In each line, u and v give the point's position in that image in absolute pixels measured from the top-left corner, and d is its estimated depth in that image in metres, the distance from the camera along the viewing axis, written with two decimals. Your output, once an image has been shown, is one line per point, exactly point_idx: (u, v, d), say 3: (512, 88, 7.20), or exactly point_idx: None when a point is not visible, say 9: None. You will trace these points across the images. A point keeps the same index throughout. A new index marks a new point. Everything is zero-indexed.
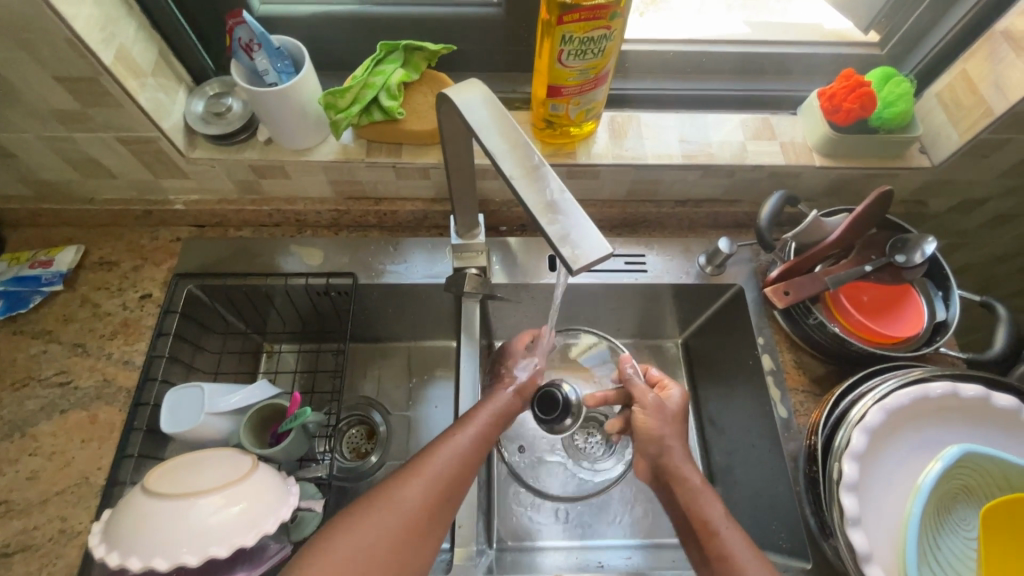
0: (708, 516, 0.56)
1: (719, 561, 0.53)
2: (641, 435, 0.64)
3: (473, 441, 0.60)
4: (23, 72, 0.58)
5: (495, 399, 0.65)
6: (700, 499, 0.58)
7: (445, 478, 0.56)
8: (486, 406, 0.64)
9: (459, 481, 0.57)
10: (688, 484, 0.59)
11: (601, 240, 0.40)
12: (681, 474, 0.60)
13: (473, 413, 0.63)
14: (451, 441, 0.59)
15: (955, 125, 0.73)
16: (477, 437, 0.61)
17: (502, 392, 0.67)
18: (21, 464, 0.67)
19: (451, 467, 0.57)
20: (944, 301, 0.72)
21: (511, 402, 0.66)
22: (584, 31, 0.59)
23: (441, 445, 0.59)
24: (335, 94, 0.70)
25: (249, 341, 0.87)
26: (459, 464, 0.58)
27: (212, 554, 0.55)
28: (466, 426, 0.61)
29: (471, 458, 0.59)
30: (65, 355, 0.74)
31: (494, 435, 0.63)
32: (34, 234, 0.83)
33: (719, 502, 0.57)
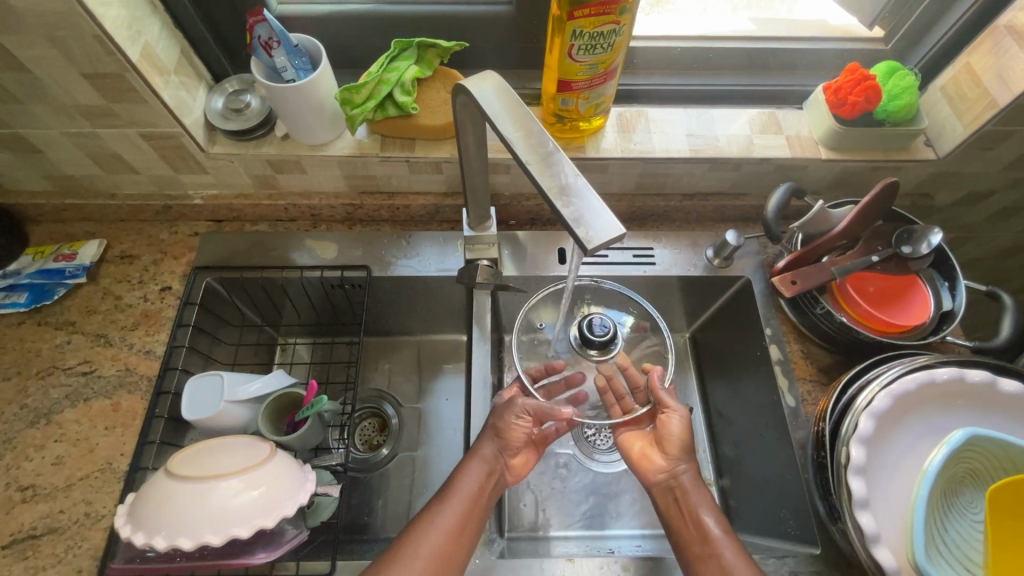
0: (704, 522, 0.61)
1: (712, 559, 0.58)
2: (666, 442, 0.66)
3: (457, 515, 0.61)
4: (52, 68, 0.60)
5: (477, 457, 0.66)
6: (698, 517, 0.62)
7: (436, 558, 0.58)
8: (468, 468, 0.65)
9: (449, 559, 0.58)
10: (699, 497, 0.63)
11: (614, 222, 0.41)
12: (687, 488, 0.64)
13: (456, 481, 0.64)
14: (435, 520, 0.60)
15: (959, 117, 0.74)
16: (460, 510, 0.61)
17: (484, 446, 0.67)
18: (47, 450, 0.69)
19: (439, 545, 0.58)
20: (950, 291, 0.73)
21: (489, 457, 0.66)
22: (594, 26, 0.61)
23: (435, 511, 0.61)
24: (350, 90, 0.72)
25: (263, 334, 0.88)
26: (447, 542, 0.59)
27: (234, 534, 0.56)
28: (449, 497, 0.62)
29: (460, 529, 0.60)
30: (88, 345, 0.76)
31: (481, 490, 0.64)
32: (56, 229, 0.85)
33: (719, 520, 0.61)
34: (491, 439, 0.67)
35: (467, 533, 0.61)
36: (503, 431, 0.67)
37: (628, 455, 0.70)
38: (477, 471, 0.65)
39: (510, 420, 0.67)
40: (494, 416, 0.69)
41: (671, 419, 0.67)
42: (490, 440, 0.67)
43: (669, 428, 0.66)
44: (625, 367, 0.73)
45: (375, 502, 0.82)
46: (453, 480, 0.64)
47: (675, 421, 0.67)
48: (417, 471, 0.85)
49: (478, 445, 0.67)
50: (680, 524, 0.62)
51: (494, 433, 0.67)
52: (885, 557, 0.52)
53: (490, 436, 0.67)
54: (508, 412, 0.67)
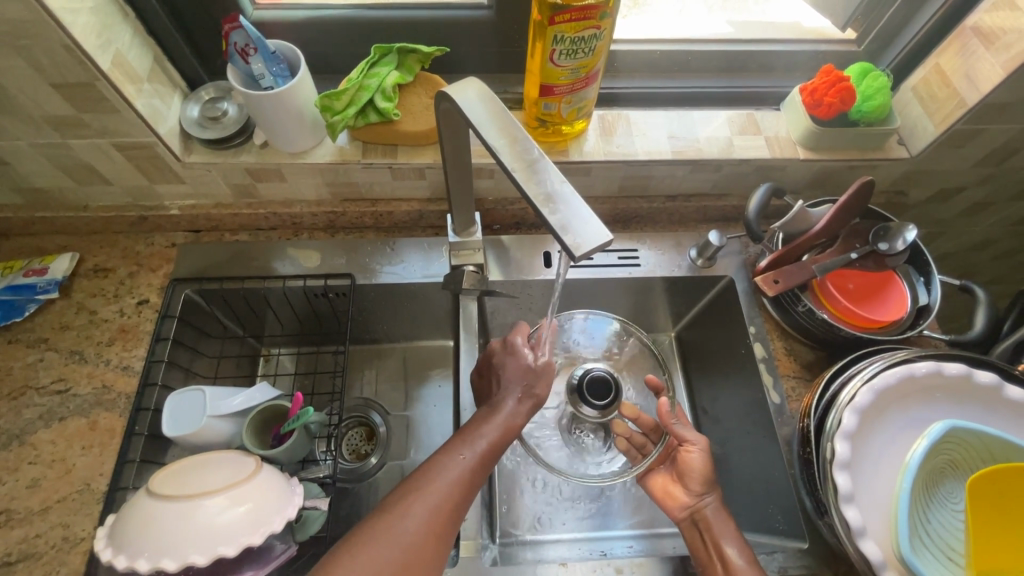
0: (728, 552, 0.62)
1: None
2: (688, 475, 0.67)
3: (477, 459, 0.58)
4: (19, 78, 0.58)
5: (502, 411, 0.63)
6: (722, 549, 0.62)
7: (451, 498, 0.54)
8: (495, 416, 0.63)
9: (462, 502, 0.55)
10: (722, 528, 0.64)
11: (601, 227, 0.41)
12: (711, 518, 0.65)
13: (477, 426, 0.61)
14: (455, 461, 0.57)
15: (930, 116, 0.76)
16: (479, 455, 0.58)
17: (508, 401, 0.64)
18: (21, 473, 0.67)
19: (456, 487, 0.55)
20: (926, 286, 0.74)
21: (517, 410, 0.64)
22: (575, 31, 0.61)
23: (457, 448, 0.59)
24: (331, 97, 0.71)
25: (245, 346, 0.87)
26: (464, 483, 0.56)
27: (220, 553, 0.55)
28: (472, 438, 0.60)
29: (477, 473, 0.58)
30: (62, 363, 0.74)
31: (498, 448, 0.60)
32: (27, 243, 0.82)
33: (741, 552, 0.62)
34: (517, 398, 0.65)
35: (479, 477, 0.58)
36: (531, 386, 0.66)
37: (653, 491, 0.71)
38: (500, 425, 0.62)
39: (536, 375, 0.67)
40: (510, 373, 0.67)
41: (692, 451, 0.68)
42: (515, 391, 0.65)
43: (690, 461, 0.67)
44: (634, 417, 0.77)
45: (364, 513, 0.81)
46: (474, 425, 0.61)
47: (695, 455, 0.67)
48: None
49: (503, 400, 0.64)
50: (706, 553, 0.63)
51: (519, 389, 0.66)
52: (871, 549, 0.53)
53: (514, 392, 0.65)
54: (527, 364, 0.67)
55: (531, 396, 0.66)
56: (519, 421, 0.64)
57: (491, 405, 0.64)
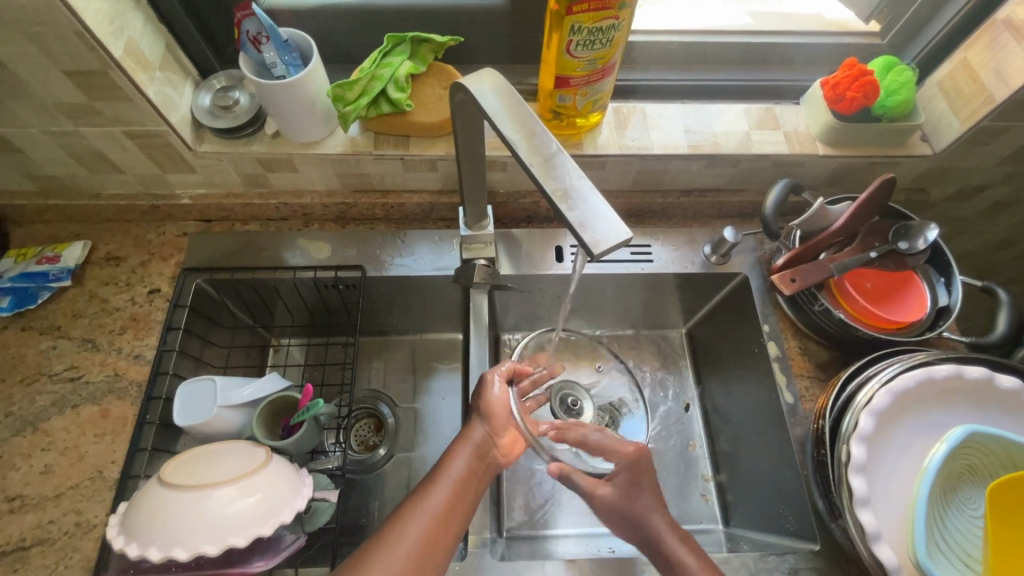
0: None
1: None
2: (612, 515, 0.62)
3: (446, 497, 0.58)
4: (32, 66, 0.58)
5: (467, 440, 0.63)
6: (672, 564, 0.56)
7: (419, 551, 0.53)
8: (460, 451, 0.62)
9: (439, 543, 0.55)
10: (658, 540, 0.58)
11: (620, 225, 0.40)
12: (666, 549, 0.57)
13: (445, 462, 0.61)
14: (422, 501, 0.57)
15: (955, 112, 0.74)
16: (448, 491, 0.58)
17: (475, 425, 0.64)
18: (34, 459, 0.68)
19: (423, 538, 0.54)
20: (946, 287, 0.73)
21: (481, 432, 0.64)
22: (593, 21, 0.60)
23: (424, 495, 0.57)
24: (343, 87, 0.70)
25: (255, 335, 0.87)
26: (431, 532, 0.55)
27: (231, 544, 0.55)
28: (438, 481, 0.59)
29: (451, 511, 0.57)
30: (74, 351, 0.74)
31: (474, 477, 0.61)
32: (39, 230, 0.83)
33: (695, 567, 0.55)
34: (478, 422, 0.64)
35: (453, 523, 0.56)
36: (487, 412, 0.65)
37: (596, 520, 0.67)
38: (467, 453, 0.62)
39: (490, 398, 0.66)
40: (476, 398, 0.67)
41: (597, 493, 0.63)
42: (483, 420, 0.64)
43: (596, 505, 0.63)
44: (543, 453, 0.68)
45: (372, 504, 0.82)
46: (441, 463, 0.61)
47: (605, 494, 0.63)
48: (414, 472, 0.84)
49: (467, 428, 0.64)
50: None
51: (479, 414, 0.65)
52: (886, 554, 0.52)
53: (479, 418, 0.65)
54: (488, 388, 0.67)
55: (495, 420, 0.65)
56: (489, 447, 0.63)
57: (457, 440, 0.63)
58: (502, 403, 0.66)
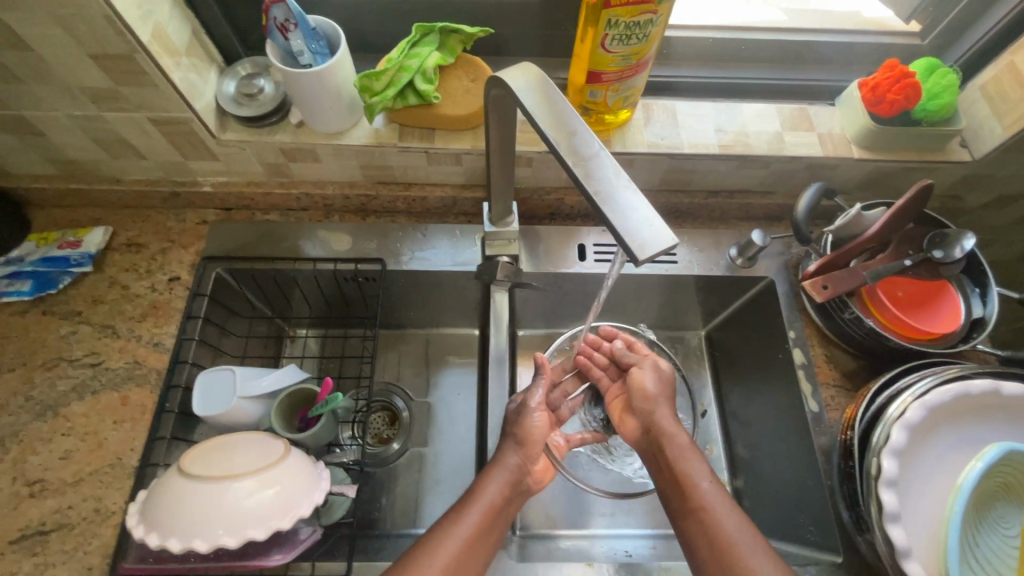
0: (690, 471, 0.57)
1: (700, 514, 0.54)
2: (637, 394, 0.68)
3: (477, 524, 0.56)
4: (59, 48, 0.57)
5: (501, 466, 0.62)
6: (685, 459, 0.58)
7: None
8: (494, 477, 0.61)
9: (465, 571, 0.53)
10: (677, 445, 0.60)
11: (665, 228, 0.39)
12: (667, 434, 0.62)
13: (478, 489, 0.60)
14: (454, 527, 0.55)
15: (999, 118, 0.72)
16: (480, 519, 0.57)
17: (509, 454, 0.64)
18: (54, 444, 0.68)
19: (452, 562, 0.53)
20: (981, 298, 0.71)
21: (511, 457, 0.63)
22: (630, 16, 0.58)
23: (457, 517, 0.56)
24: (370, 77, 0.69)
25: (272, 326, 0.86)
26: (461, 557, 0.53)
27: (250, 536, 0.55)
28: (471, 505, 0.58)
29: (481, 538, 0.56)
30: (94, 337, 0.74)
31: (505, 503, 0.60)
32: (61, 214, 0.82)
33: (704, 464, 0.58)
34: (515, 448, 0.64)
35: (480, 548, 0.55)
36: (524, 438, 0.65)
37: (613, 417, 0.72)
38: (502, 478, 0.61)
39: (529, 425, 0.66)
40: (511, 425, 0.67)
41: (641, 370, 0.69)
42: (517, 448, 0.64)
43: (637, 381, 0.68)
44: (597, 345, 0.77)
45: (384, 498, 0.81)
46: (474, 488, 0.60)
47: (646, 374, 0.69)
48: (428, 468, 0.83)
49: (502, 454, 0.64)
50: (670, 479, 0.58)
51: (515, 441, 0.65)
52: (915, 570, 0.51)
53: (512, 445, 0.65)
54: (523, 416, 0.67)
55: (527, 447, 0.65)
56: (521, 476, 0.63)
57: (491, 463, 0.63)
58: (538, 433, 0.66)
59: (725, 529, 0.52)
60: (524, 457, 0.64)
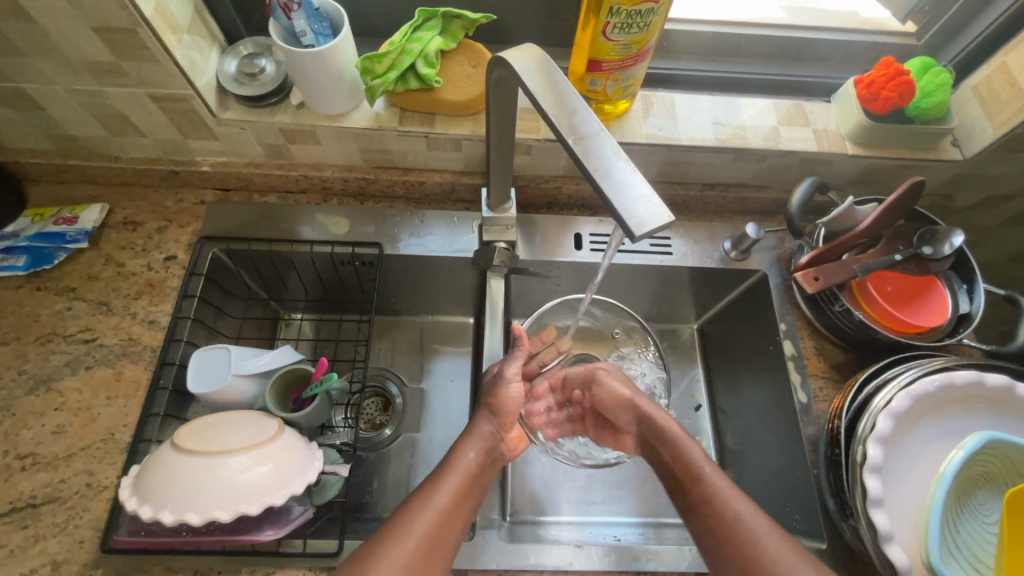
0: (691, 460, 0.59)
1: (704, 505, 0.56)
2: (608, 403, 0.69)
3: (453, 492, 0.57)
4: (61, 20, 0.57)
5: (475, 435, 0.63)
6: (680, 449, 0.61)
7: (424, 545, 0.52)
8: (467, 446, 0.62)
9: (444, 539, 0.54)
10: (669, 436, 0.63)
11: (662, 207, 0.40)
12: (660, 423, 0.64)
13: (455, 459, 0.61)
14: (430, 499, 0.56)
15: (990, 118, 0.73)
16: (456, 487, 0.58)
17: (481, 422, 0.65)
18: (47, 419, 0.68)
19: (428, 532, 0.53)
20: (968, 294, 0.72)
21: (485, 425, 0.64)
22: (632, 4, 0.59)
23: (431, 491, 0.57)
24: (372, 59, 0.69)
25: (268, 308, 0.87)
26: (437, 526, 0.54)
27: (242, 511, 0.55)
28: (444, 477, 0.58)
29: (458, 506, 0.57)
30: (89, 313, 0.74)
31: (479, 472, 0.61)
32: (57, 191, 0.82)
33: (699, 450, 0.61)
34: (489, 416, 0.65)
35: (458, 519, 0.56)
36: (500, 408, 0.65)
37: (604, 440, 0.73)
38: (477, 446, 0.62)
39: (505, 395, 0.65)
40: (486, 394, 0.67)
41: (605, 378, 0.70)
42: (491, 416, 0.65)
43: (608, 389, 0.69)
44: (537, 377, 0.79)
45: (376, 481, 0.82)
46: (449, 460, 0.61)
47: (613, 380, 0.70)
48: (420, 453, 0.84)
49: (476, 424, 0.65)
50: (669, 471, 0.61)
51: (490, 409, 0.65)
52: (897, 554, 0.52)
53: (486, 416, 0.65)
54: (500, 385, 0.66)
55: (496, 416, 0.65)
56: (497, 448, 0.64)
57: (465, 436, 0.63)
58: (514, 403, 0.65)
59: (733, 515, 0.54)
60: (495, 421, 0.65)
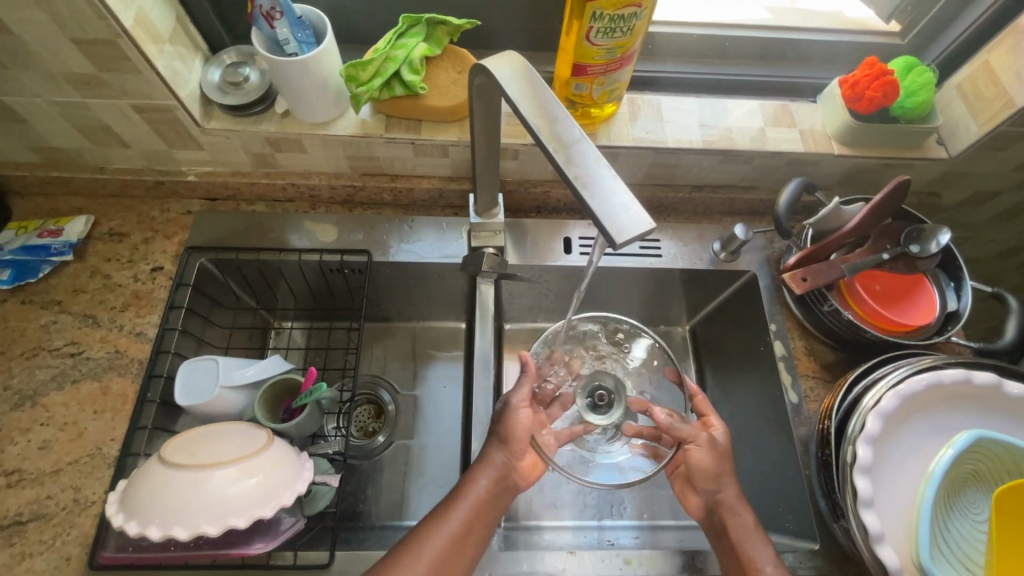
0: (754, 555, 0.58)
1: None
2: (696, 471, 0.64)
3: (464, 520, 0.58)
4: (39, 32, 0.56)
5: (487, 465, 0.62)
6: (747, 541, 0.59)
7: (434, 569, 0.55)
8: (482, 475, 0.62)
9: (454, 565, 0.56)
10: (739, 522, 0.60)
11: (644, 215, 0.39)
12: (726, 505, 0.62)
13: (466, 485, 0.61)
14: (443, 524, 0.58)
15: (974, 116, 0.73)
16: (467, 515, 0.59)
17: (494, 451, 0.63)
18: (33, 434, 0.67)
19: (439, 555, 0.56)
20: (956, 291, 0.73)
21: (497, 452, 0.63)
22: (615, 8, 0.59)
23: (444, 514, 0.59)
24: (356, 67, 0.69)
25: (257, 317, 0.86)
26: (449, 552, 0.56)
27: (231, 524, 0.55)
28: (456, 502, 0.59)
29: (469, 534, 0.58)
30: (75, 326, 0.73)
31: (492, 500, 0.61)
32: (41, 203, 0.81)
33: (768, 545, 0.59)
34: (500, 446, 0.64)
35: (469, 546, 0.58)
36: (507, 436, 0.64)
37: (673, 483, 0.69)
38: (489, 477, 0.62)
39: (513, 422, 0.65)
40: (495, 423, 0.66)
41: (697, 448, 0.64)
42: (502, 445, 0.64)
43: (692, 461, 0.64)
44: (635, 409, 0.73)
45: (369, 490, 0.81)
46: (462, 484, 0.61)
47: (701, 451, 0.64)
48: (413, 460, 0.84)
49: (488, 453, 0.63)
50: (730, 555, 0.59)
51: (499, 439, 0.64)
52: (888, 555, 0.52)
53: (496, 443, 0.64)
54: (508, 416, 0.65)
55: (507, 444, 0.64)
56: (510, 473, 0.63)
57: (478, 462, 0.63)
58: (523, 428, 0.65)
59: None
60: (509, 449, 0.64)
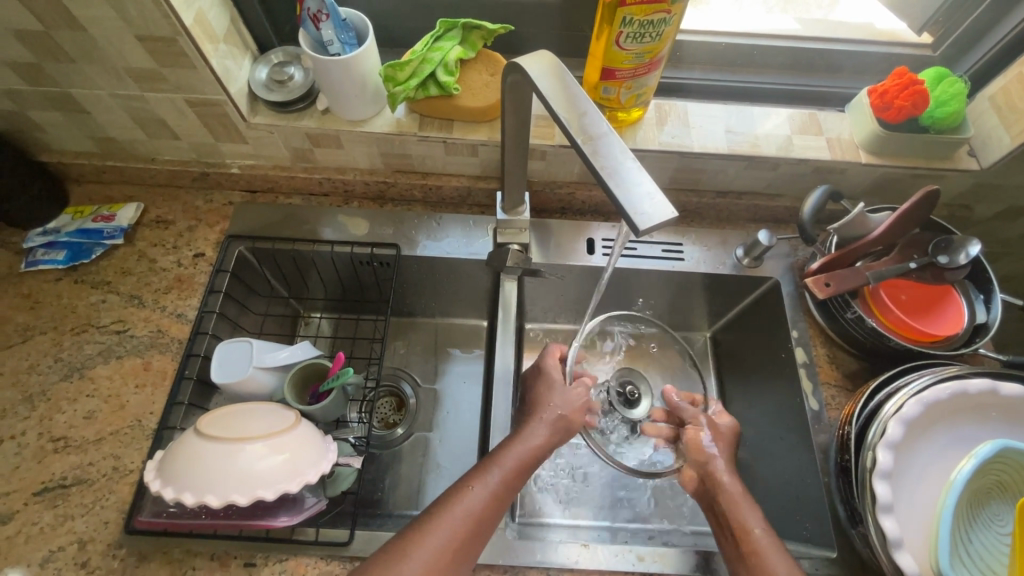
0: (745, 519, 0.58)
1: (751, 558, 0.55)
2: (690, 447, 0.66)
3: (498, 484, 0.58)
4: (108, 29, 0.61)
5: (523, 438, 0.63)
6: (739, 507, 0.59)
7: (465, 530, 0.53)
8: (514, 445, 0.62)
9: (484, 529, 0.55)
10: (731, 491, 0.60)
11: (666, 203, 0.41)
12: (719, 478, 0.62)
13: (497, 454, 0.61)
14: (476, 486, 0.57)
15: (1006, 127, 0.73)
16: (502, 479, 0.58)
17: (535, 429, 0.64)
18: (79, 404, 0.71)
19: (472, 519, 0.54)
20: (985, 304, 0.71)
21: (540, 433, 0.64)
22: (645, 14, 0.60)
23: (478, 478, 0.58)
24: (394, 68, 0.73)
25: (289, 307, 0.90)
26: (481, 515, 0.55)
27: (259, 496, 0.57)
28: (489, 468, 0.59)
29: (488, 514, 0.55)
30: (122, 305, 0.78)
31: (524, 471, 0.60)
32: (96, 190, 0.87)
33: (759, 512, 0.58)
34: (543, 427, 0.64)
35: (499, 511, 0.57)
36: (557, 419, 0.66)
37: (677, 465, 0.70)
38: (520, 449, 0.61)
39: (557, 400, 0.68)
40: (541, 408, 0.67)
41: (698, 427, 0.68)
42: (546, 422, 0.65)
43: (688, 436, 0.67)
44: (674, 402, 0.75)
45: (389, 477, 0.83)
46: (495, 452, 0.61)
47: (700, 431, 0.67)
48: (432, 452, 0.85)
49: (528, 431, 0.64)
50: (722, 524, 0.59)
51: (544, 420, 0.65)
52: (907, 561, 0.52)
53: (541, 425, 0.65)
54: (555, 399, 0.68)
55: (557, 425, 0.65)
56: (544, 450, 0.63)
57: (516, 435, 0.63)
58: (572, 417, 0.67)
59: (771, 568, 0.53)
60: (547, 433, 0.64)
